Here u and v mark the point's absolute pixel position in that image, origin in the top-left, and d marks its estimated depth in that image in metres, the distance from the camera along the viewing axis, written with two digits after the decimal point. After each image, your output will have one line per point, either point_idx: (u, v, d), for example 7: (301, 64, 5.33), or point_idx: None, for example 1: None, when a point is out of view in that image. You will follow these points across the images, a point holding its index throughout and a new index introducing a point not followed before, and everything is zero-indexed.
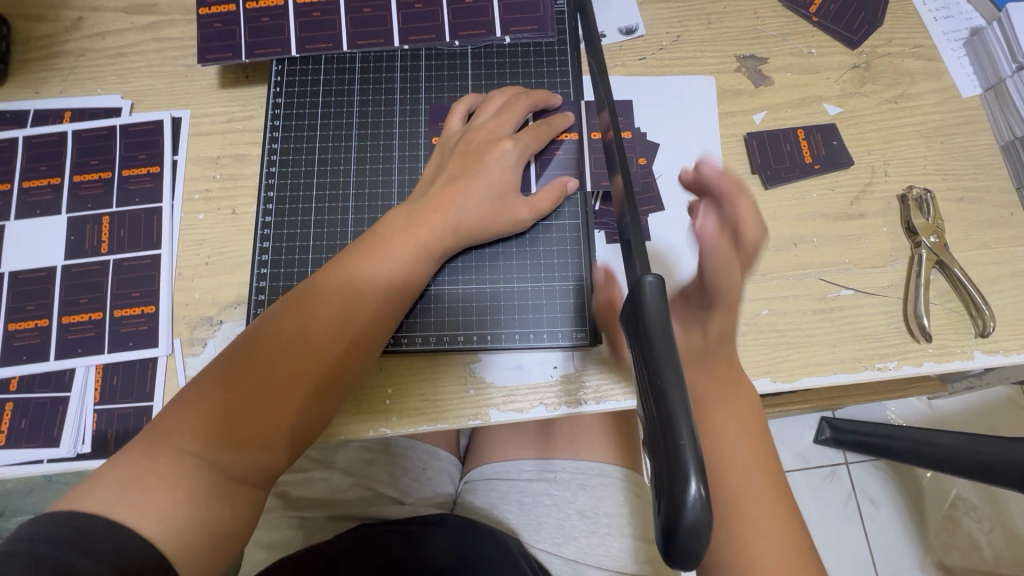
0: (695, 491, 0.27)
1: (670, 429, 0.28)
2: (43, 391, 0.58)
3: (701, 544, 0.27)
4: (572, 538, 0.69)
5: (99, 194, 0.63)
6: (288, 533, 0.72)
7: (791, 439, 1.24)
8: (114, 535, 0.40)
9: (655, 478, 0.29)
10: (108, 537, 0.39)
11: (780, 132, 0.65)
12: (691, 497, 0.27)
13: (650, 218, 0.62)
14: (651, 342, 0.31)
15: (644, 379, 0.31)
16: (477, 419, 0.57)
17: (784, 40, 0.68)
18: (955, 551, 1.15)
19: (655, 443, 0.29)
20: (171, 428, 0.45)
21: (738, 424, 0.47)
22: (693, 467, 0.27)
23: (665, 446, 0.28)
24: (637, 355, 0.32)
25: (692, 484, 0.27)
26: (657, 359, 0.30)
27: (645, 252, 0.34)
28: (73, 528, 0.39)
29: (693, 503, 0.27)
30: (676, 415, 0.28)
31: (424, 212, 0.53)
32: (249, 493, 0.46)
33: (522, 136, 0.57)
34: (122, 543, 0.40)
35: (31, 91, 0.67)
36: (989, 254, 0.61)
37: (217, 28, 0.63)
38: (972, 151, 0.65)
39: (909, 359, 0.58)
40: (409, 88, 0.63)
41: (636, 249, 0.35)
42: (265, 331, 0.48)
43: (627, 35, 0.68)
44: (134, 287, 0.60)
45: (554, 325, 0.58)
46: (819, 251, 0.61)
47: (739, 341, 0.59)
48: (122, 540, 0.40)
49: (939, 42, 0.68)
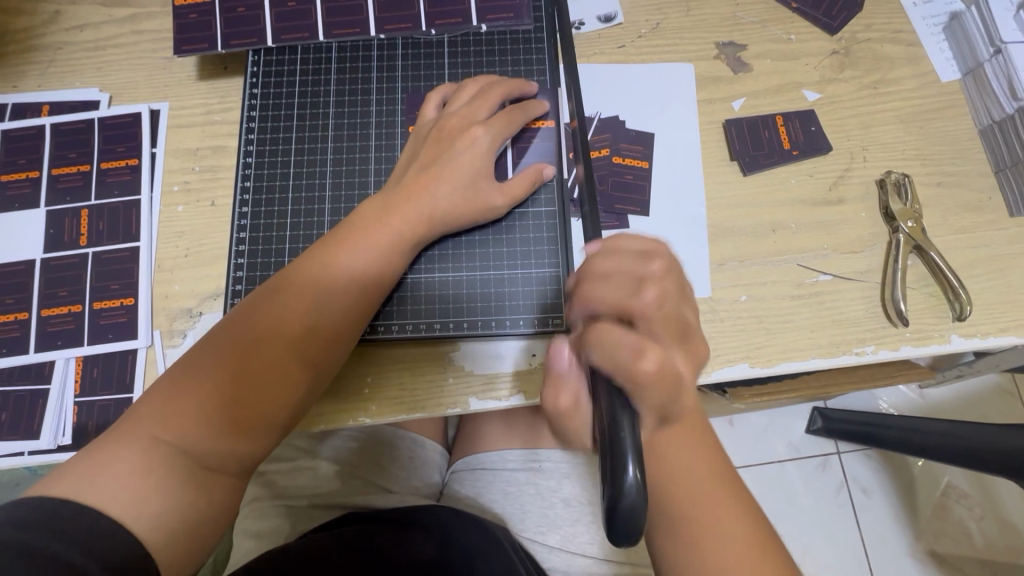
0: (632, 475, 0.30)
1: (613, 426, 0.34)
2: (24, 384, 0.58)
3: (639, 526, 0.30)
4: (558, 527, 0.70)
5: (77, 187, 0.63)
6: (275, 522, 0.73)
7: (781, 429, 1.25)
8: (86, 520, 0.40)
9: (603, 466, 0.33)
10: (78, 520, 0.40)
11: (759, 118, 0.65)
12: (627, 482, 0.30)
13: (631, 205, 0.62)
14: None
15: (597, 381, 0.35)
16: (457, 407, 0.57)
17: (764, 26, 0.68)
18: (946, 539, 1.16)
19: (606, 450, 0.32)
20: (146, 417, 0.45)
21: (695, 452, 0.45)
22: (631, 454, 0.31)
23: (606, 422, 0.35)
24: None
25: (629, 469, 0.30)
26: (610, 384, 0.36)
27: None
28: (45, 511, 0.39)
29: (629, 483, 0.30)
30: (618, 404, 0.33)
31: (396, 201, 0.53)
32: (224, 480, 0.46)
33: (495, 122, 0.56)
34: (93, 526, 0.40)
35: (9, 85, 0.67)
36: (967, 239, 0.61)
37: (193, 19, 0.63)
38: (950, 135, 0.65)
39: (886, 344, 0.59)
40: (385, 76, 0.63)
41: None
42: (237, 321, 0.49)
43: (605, 23, 0.68)
44: (114, 279, 0.61)
45: (531, 311, 0.58)
46: (798, 237, 0.62)
47: (716, 327, 0.59)
48: (94, 524, 0.40)
49: (918, 26, 0.68)
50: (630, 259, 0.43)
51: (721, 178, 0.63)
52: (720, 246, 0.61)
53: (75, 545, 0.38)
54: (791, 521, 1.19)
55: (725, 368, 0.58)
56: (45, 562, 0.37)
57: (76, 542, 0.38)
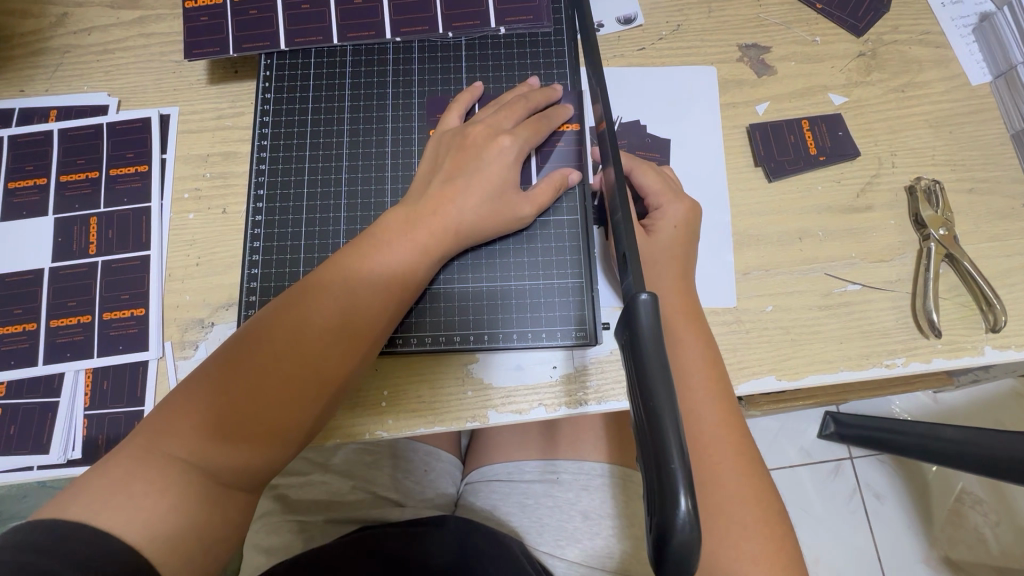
0: (684, 507, 0.27)
1: (658, 439, 0.29)
2: (32, 397, 0.57)
3: (692, 558, 0.28)
4: (575, 540, 0.68)
5: (86, 194, 0.62)
6: (287, 537, 0.70)
7: (794, 435, 1.23)
8: (99, 542, 0.38)
9: (648, 490, 0.30)
10: (91, 542, 0.38)
11: (784, 123, 0.63)
12: (678, 513, 0.27)
13: None
14: (646, 366, 0.31)
15: (637, 398, 0.31)
16: (476, 421, 0.55)
17: (788, 28, 0.66)
18: (961, 546, 1.14)
19: (652, 481, 0.28)
20: (163, 432, 0.43)
21: (721, 415, 0.48)
22: (683, 483, 0.28)
23: (650, 436, 0.29)
24: (633, 378, 0.32)
25: (682, 499, 0.27)
26: (650, 385, 0.30)
27: (639, 273, 0.35)
28: (58, 534, 0.38)
29: (681, 521, 0.27)
30: (666, 426, 0.29)
31: (421, 212, 0.51)
32: (240, 499, 0.45)
33: (520, 130, 0.55)
34: (105, 548, 0.38)
35: (16, 89, 0.65)
36: (1000, 247, 0.59)
37: (204, 22, 0.62)
38: (981, 140, 0.63)
39: (918, 356, 0.57)
40: (402, 81, 0.62)
41: (631, 269, 0.36)
42: (258, 334, 0.47)
43: (625, 25, 0.66)
44: (124, 289, 0.59)
45: (554, 323, 0.56)
46: (825, 245, 0.60)
47: (742, 338, 0.57)
48: (107, 547, 0.39)
49: (947, 28, 0.66)
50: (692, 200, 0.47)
51: (745, 185, 0.62)
52: (745, 255, 0.60)
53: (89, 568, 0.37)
54: (804, 529, 1.17)
55: (752, 380, 0.56)
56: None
57: (88, 566, 0.37)
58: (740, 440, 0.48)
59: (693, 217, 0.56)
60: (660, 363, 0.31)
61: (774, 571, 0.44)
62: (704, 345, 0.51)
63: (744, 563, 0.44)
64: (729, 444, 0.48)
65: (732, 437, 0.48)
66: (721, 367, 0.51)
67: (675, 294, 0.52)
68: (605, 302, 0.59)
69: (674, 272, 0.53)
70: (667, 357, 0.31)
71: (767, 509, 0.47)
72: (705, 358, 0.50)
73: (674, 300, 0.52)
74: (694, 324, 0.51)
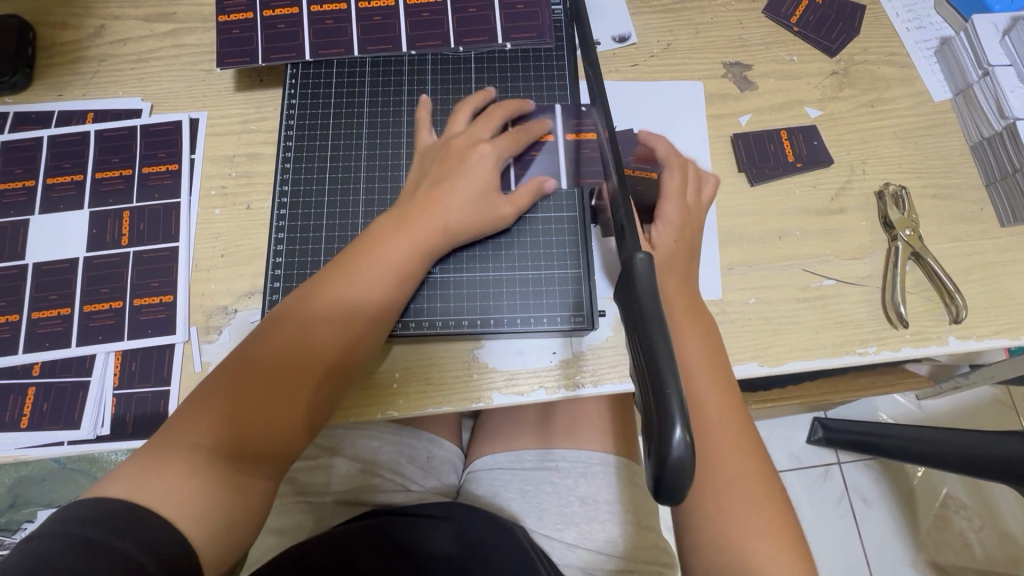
0: (678, 434, 0.30)
1: (655, 373, 0.33)
2: (64, 377, 0.61)
3: (685, 482, 0.31)
4: (574, 524, 0.72)
5: (120, 190, 0.66)
6: (299, 518, 0.74)
7: (783, 439, 1.27)
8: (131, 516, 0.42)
9: (647, 423, 0.33)
10: (130, 517, 0.42)
11: (764, 133, 0.69)
12: (675, 441, 0.30)
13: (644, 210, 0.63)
14: (641, 305, 0.36)
15: (636, 341, 0.36)
16: (481, 402, 0.60)
17: (768, 48, 0.73)
18: (947, 549, 1.18)
19: (654, 409, 0.32)
20: (183, 425, 0.48)
21: (721, 403, 0.52)
22: (679, 416, 0.31)
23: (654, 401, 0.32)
24: (631, 320, 0.37)
25: (677, 429, 0.31)
26: (646, 315, 0.35)
27: (635, 240, 0.41)
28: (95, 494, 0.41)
29: (675, 446, 0.30)
30: (662, 362, 0.33)
31: (414, 217, 0.56)
32: (261, 484, 0.49)
33: (500, 140, 0.61)
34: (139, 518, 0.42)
35: (55, 93, 0.70)
36: (961, 247, 0.65)
37: (235, 34, 0.67)
38: (944, 151, 0.69)
39: (888, 344, 0.62)
40: (416, 89, 0.67)
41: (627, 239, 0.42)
42: (268, 330, 0.52)
43: (620, 43, 0.72)
44: (153, 277, 0.63)
45: (555, 309, 0.61)
46: (802, 243, 0.65)
47: (726, 328, 0.62)
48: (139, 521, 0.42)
49: (911, 50, 0.73)
50: (676, 175, 0.60)
51: (730, 189, 0.67)
52: (729, 251, 0.65)
53: (127, 538, 0.41)
54: None
55: (736, 366, 0.61)
56: (104, 555, 0.39)
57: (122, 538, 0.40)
58: (738, 420, 0.52)
59: (699, 205, 0.61)
60: (654, 305, 0.36)
61: (774, 536, 0.48)
62: (707, 340, 0.54)
63: (747, 530, 0.48)
64: (727, 426, 0.52)
65: (728, 417, 0.52)
66: (722, 357, 0.55)
67: (679, 297, 0.55)
68: (602, 292, 0.64)
69: (678, 264, 0.57)
70: (660, 301, 0.36)
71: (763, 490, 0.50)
72: (705, 350, 0.54)
73: (677, 303, 0.55)
74: (698, 323, 0.55)
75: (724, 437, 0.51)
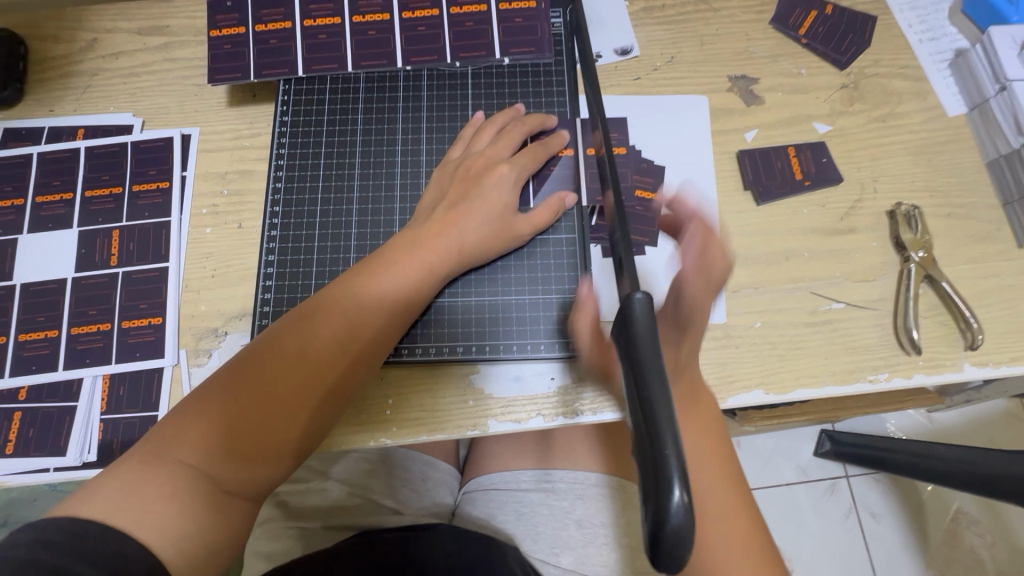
0: (678, 500, 0.29)
1: (654, 431, 0.31)
2: (51, 401, 0.59)
3: (683, 548, 0.30)
4: (570, 548, 0.69)
5: (109, 208, 0.65)
6: (288, 543, 0.72)
7: (790, 452, 1.24)
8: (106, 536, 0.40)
9: (643, 481, 0.31)
10: (103, 539, 0.40)
11: (771, 149, 0.67)
12: (674, 503, 0.29)
13: (650, 247, 0.63)
14: (639, 355, 0.34)
15: (632, 390, 0.34)
16: (476, 430, 0.58)
17: (775, 60, 0.70)
18: (958, 566, 1.14)
19: (649, 471, 0.30)
20: (174, 440, 0.45)
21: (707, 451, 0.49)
22: (677, 476, 0.29)
23: (651, 463, 0.31)
24: (626, 370, 0.35)
25: (676, 491, 0.29)
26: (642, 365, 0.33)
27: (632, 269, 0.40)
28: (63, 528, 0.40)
29: (676, 514, 0.29)
30: (661, 421, 0.31)
31: (426, 235, 0.54)
32: (242, 506, 0.47)
33: (518, 159, 0.59)
34: (111, 544, 0.40)
35: (46, 109, 0.69)
36: (977, 268, 0.63)
37: (227, 49, 0.66)
38: (959, 168, 0.66)
39: (900, 371, 0.59)
40: (411, 106, 0.66)
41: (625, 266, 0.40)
42: (271, 345, 0.50)
43: (622, 56, 0.70)
44: (142, 298, 0.62)
45: (551, 337, 0.59)
46: (810, 264, 0.63)
47: (730, 353, 0.60)
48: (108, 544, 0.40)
49: (925, 62, 0.70)
50: (709, 252, 0.48)
51: (735, 207, 0.65)
52: (735, 273, 0.63)
53: (98, 561, 0.39)
54: (801, 547, 1.17)
55: (740, 394, 0.59)
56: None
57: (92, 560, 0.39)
58: (725, 465, 0.49)
59: (711, 288, 0.48)
60: (652, 356, 0.34)
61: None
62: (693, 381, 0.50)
63: None
64: (715, 472, 0.49)
65: (715, 463, 0.49)
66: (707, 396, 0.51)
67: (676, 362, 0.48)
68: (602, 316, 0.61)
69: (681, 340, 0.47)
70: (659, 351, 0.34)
71: (751, 540, 0.47)
72: (694, 393, 0.50)
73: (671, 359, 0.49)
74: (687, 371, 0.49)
75: (711, 487, 0.48)
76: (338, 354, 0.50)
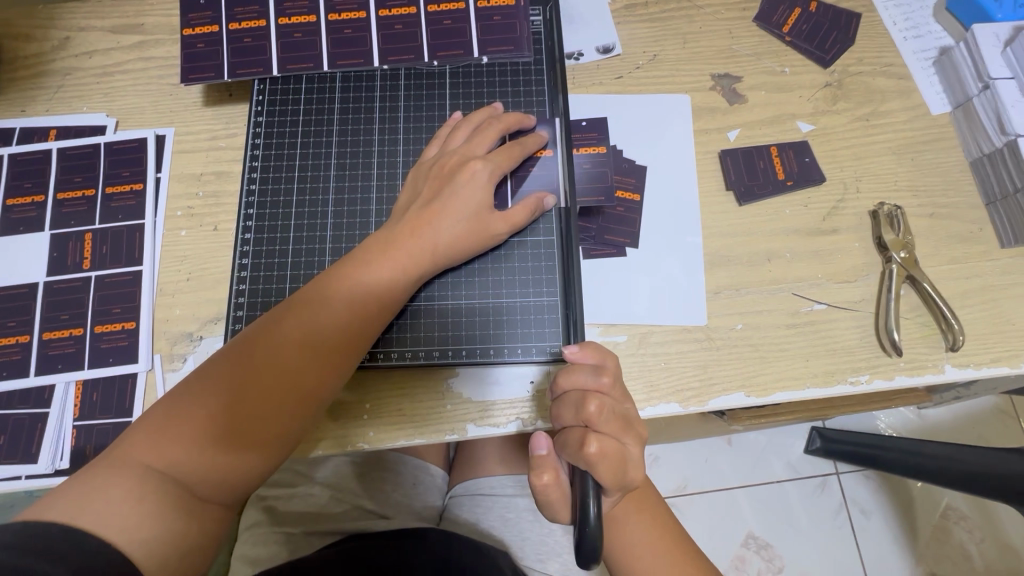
0: (592, 511, 0.44)
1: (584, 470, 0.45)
2: (23, 408, 0.58)
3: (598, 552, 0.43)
4: (555, 554, 0.70)
5: (83, 211, 0.64)
6: (272, 548, 0.70)
7: (780, 450, 1.23)
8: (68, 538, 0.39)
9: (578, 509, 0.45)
10: (65, 541, 0.39)
11: (753, 149, 0.66)
12: (590, 516, 0.44)
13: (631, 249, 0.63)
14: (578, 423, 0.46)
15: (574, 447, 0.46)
16: (454, 434, 0.57)
17: (758, 59, 0.70)
18: (946, 562, 1.15)
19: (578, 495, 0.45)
20: (141, 445, 0.44)
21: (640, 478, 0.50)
22: (593, 492, 0.45)
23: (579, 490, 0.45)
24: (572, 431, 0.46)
25: (592, 506, 0.44)
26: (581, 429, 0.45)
27: None
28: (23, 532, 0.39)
29: (592, 519, 0.44)
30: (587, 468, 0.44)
31: (399, 237, 0.54)
32: (213, 511, 0.46)
33: (494, 157, 0.58)
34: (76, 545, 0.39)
35: (17, 109, 0.68)
36: (960, 269, 0.62)
37: (200, 48, 0.64)
38: (942, 167, 0.66)
39: (881, 373, 0.59)
40: (388, 105, 0.65)
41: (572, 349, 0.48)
42: (241, 350, 0.49)
43: (604, 54, 0.69)
44: (116, 303, 0.61)
45: (529, 339, 0.58)
46: (792, 266, 0.62)
47: (712, 355, 0.59)
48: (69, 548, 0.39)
49: (909, 60, 0.70)
50: (585, 372, 0.47)
51: (718, 208, 0.64)
52: (717, 275, 0.62)
53: (58, 562, 0.38)
54: (790, 545, 1.17)
55: (722, 397, 0.58)
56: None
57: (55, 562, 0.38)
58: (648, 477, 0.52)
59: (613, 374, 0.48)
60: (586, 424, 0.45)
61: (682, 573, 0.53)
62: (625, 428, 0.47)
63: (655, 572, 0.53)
64: None
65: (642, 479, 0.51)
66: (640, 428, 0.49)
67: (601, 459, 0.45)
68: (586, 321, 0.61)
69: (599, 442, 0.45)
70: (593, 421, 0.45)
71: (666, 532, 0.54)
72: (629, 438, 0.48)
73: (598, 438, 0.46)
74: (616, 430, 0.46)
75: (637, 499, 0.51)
76: (308, 357, 0.49)
